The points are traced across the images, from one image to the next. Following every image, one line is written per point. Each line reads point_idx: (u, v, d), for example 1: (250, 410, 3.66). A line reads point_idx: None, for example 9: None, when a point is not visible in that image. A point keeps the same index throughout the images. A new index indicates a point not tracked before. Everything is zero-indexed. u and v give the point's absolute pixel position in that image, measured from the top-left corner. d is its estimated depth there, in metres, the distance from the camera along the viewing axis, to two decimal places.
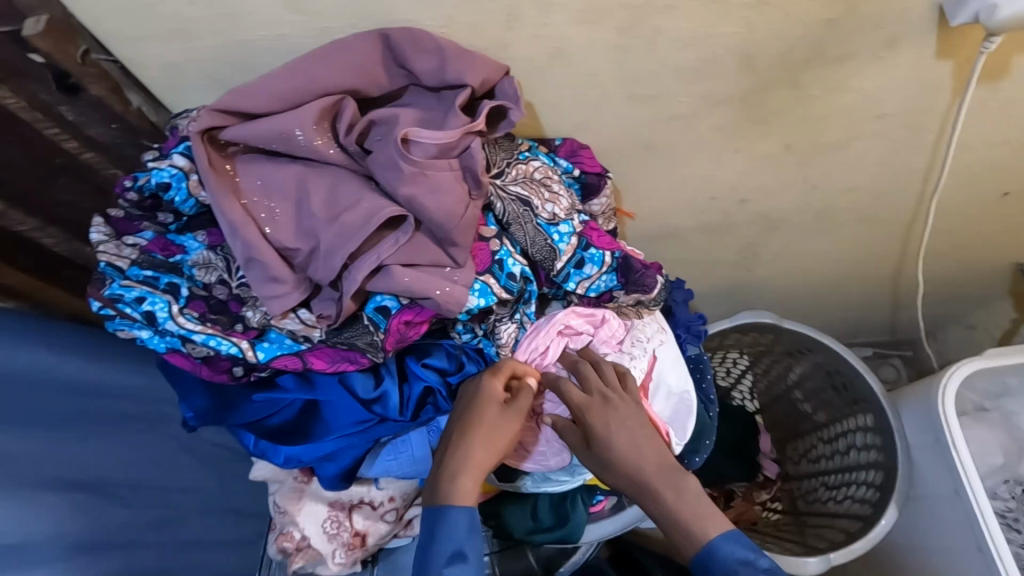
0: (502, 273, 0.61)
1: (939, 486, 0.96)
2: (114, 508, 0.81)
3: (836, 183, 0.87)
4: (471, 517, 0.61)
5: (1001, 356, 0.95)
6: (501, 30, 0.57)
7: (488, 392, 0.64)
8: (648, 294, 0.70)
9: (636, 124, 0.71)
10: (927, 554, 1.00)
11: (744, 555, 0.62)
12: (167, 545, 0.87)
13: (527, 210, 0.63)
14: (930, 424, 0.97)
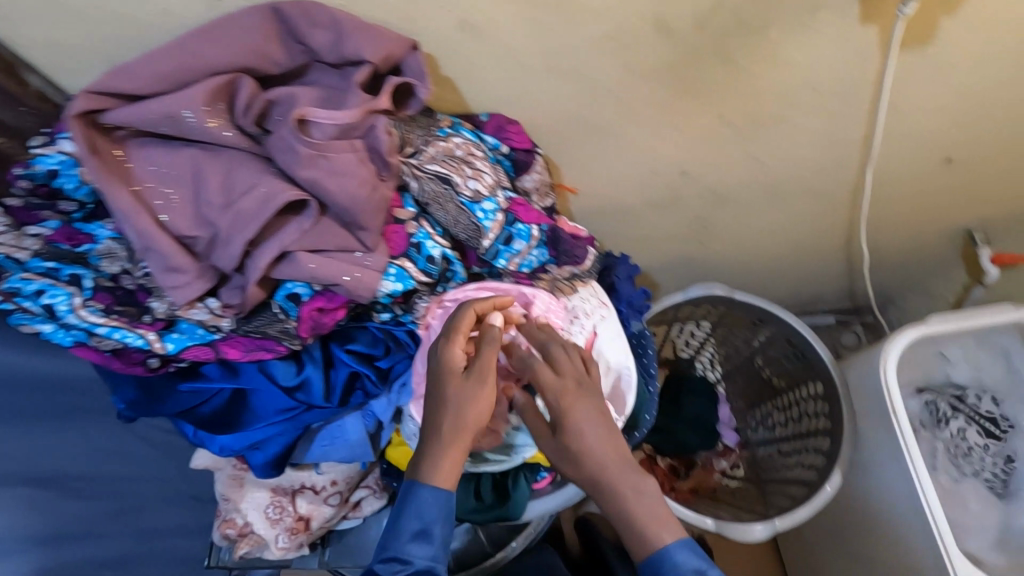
0: (421, 256, 0.60)
1: (881, 453, 0.97)
2: (69, 500, 0.78)
3: (778, 154, 0.85)
4: (449, 499, 0.58)
5: (944, 323, 0.96)
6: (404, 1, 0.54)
7: (449, 359, 0.59)
8: (580, 266, 0.72)
9: (563, 99, 0.69)
10: (871, 517, 1.02)
11: (699, 565, 0.56)
12: (121, 532, 0.86)
13: (447, 188, 0.61)
14: (873, 392, 0.98)
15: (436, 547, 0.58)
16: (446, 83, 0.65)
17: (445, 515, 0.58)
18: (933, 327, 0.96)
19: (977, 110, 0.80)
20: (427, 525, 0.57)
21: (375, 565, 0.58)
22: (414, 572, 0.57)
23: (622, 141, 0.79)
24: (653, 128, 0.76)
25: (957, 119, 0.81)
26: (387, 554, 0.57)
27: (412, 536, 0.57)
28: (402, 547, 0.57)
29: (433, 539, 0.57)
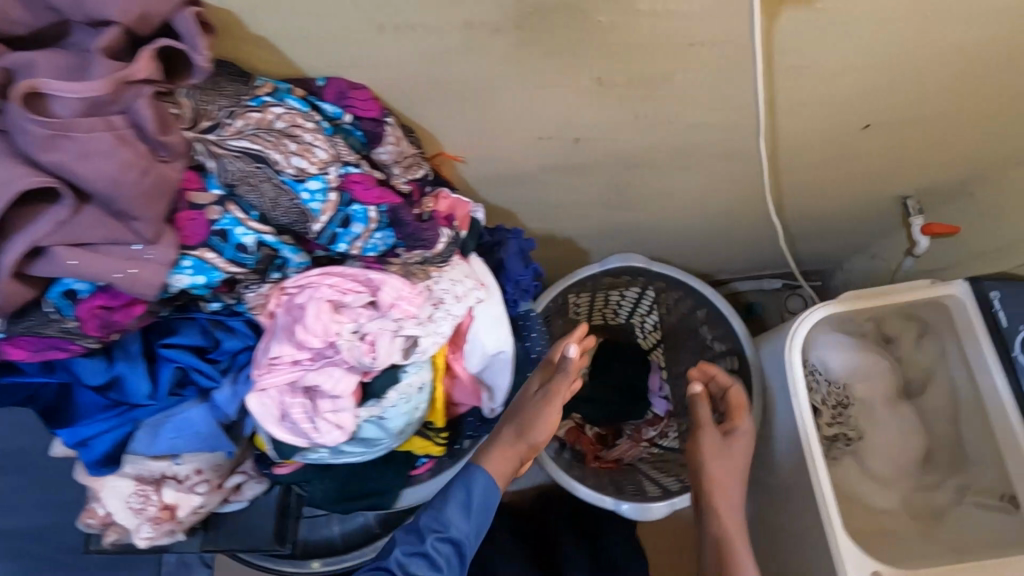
0: (228, 245, 0.54)
1: (784, 433, 0.95)
2: None
3: (676, 119, 0.78)
4: (490, 478, 0.69)
5: (854, 300, 0.92)
6: None
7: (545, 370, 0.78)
8: (431, 250, 0.63)
9: (408, 61, 0.61)
10: (773, 495, 1.01)
11: None
12: None
13: (261, 166, 0.54)
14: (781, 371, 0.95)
15: (472, 525, 0.66)
16: (260, 42, 0.56)
17: (485, 507, 0.68)
18: (843, 304, 0.92)
19: (886, 71, 0.73)
20: (470, 498, 0.67)
21: (416, 533, 0.66)
22: (451, 536, 0.65)
23: (495, 106, 0.71)
24: (525, 92, 0.69)
25: (866, 81, 0.74)
26: (432, 514, 0.66)
27: (455, 506, 0.66)
28: (445, 513, 0.66)
29: (470, 516, 0.66)
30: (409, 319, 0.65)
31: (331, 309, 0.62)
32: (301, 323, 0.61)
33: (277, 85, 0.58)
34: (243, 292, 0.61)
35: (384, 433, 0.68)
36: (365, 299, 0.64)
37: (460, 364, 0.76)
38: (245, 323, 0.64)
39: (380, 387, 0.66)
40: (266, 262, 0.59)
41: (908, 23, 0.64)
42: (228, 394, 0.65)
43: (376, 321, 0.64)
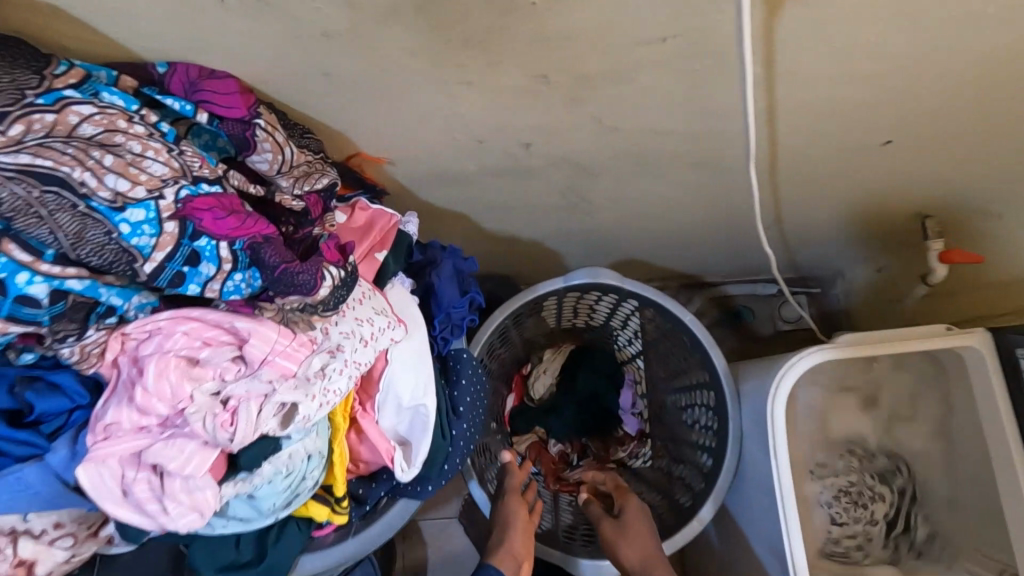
0: (5, 297, 0.40)
1: (761, 493, 0.82)
2: None
3: (647, 126, 0.63)
4: None
5: (857, 347, 0.77)
6: None
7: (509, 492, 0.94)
8: (311, 295, 0.51)
9: (275, 42, 0.47)
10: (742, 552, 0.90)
11: None
12: None
13: (53, 190, 0.39)
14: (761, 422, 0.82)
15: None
16: (63, 14, 0.42)
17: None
18: (844, 350, 0.77)
19: (907, 78, 0.58)
20: None
21: None
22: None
23: (410, 103, 0.57)
24: (444, 88, 0.54)
25: (880, 89, 0.59)
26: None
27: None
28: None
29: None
30: (285, 380, 0.52)
31: (180, 368, 0.49)
32: (139, 385, 0.48)
33: (92, 72, 0.44)
34: (55, 347, 0.46)
35: (257, 510, 0.56)
36: (230, 356, 0.51)
37: (369, 420, 0.63)
38: (74, 377, 0.50)
39: (248, 462, 0.52)
40: (82, 308, 0.45)
41: (937, 21, 0.49)
42: (64, 457, 0.50)
43: (242, 383, 0.50)
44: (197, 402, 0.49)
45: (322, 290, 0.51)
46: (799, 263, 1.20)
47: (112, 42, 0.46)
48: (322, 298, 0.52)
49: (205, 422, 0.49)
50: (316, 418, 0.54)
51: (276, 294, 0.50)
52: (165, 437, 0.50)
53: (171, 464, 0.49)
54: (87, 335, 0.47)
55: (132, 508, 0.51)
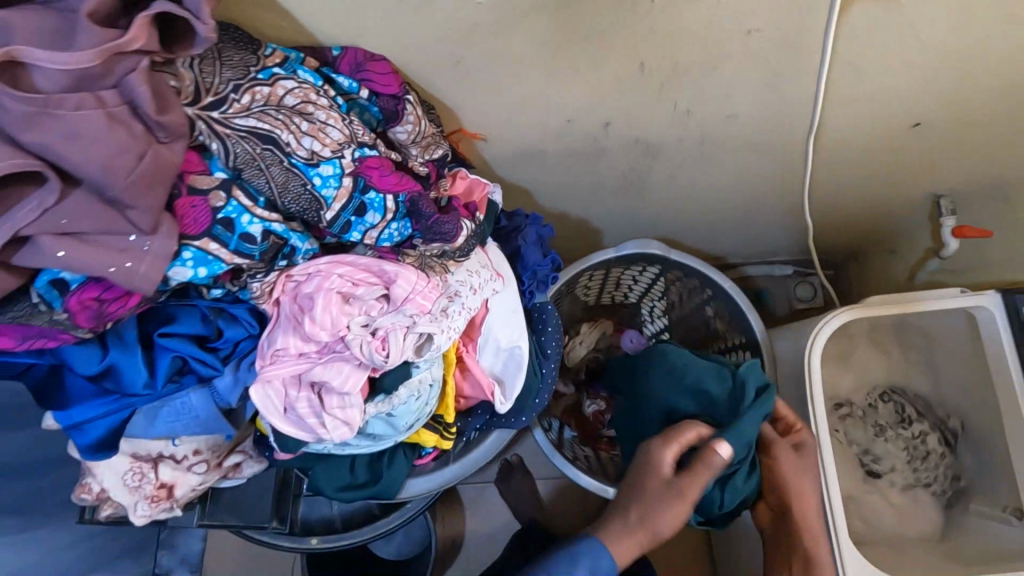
0: (232, 235, 0.49)
1: None
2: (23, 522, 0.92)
3: (715, 109, 0.72)
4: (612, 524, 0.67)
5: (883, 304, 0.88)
6: None
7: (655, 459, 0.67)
8: (450, 243, 0.61)
9: (423, 31, 0.56)
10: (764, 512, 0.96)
11: None
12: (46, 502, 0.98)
13: (271, 149, 0.49)
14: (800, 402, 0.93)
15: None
16: (270, 6, 0.51)
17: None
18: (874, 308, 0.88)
19: (946, 71, 0.68)
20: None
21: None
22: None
23: (510, 83, 0.65)
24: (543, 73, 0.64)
25: (924, 80, 0.69)
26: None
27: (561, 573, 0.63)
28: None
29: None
30: (423, 314, 0.61)
31: (337, 297, 0.58)
32: (310, 315, 0.57)
33: (288, 54, 0.52)
34: (249, 280, 0.57)
35: (395, 428, 0.65)
36: (380, 291, 0.60)
37: (473, 357, 0.72)
38: (249, 310, 0.59)
39: (391, 384, 0.62)
40: (275, 249, 0.54)
41: (970, 23, 0.60)
42: (230, 381, 0.62)
43: (390, 316, 0.60)
44: (353, 330, 0.59)
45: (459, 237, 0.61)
46: (822, 243, 1.30)
47: (290, 34, 0.56)
48: (458, 245, 0.62)
49: (366, 350, 0.59)
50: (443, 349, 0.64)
51: (422, 242, 0.60)
52: (326, 360, 0.60)
53: (339, 384, 0.59)
54: (278, 263, 0.57)
55: (296, 419, 0.61)
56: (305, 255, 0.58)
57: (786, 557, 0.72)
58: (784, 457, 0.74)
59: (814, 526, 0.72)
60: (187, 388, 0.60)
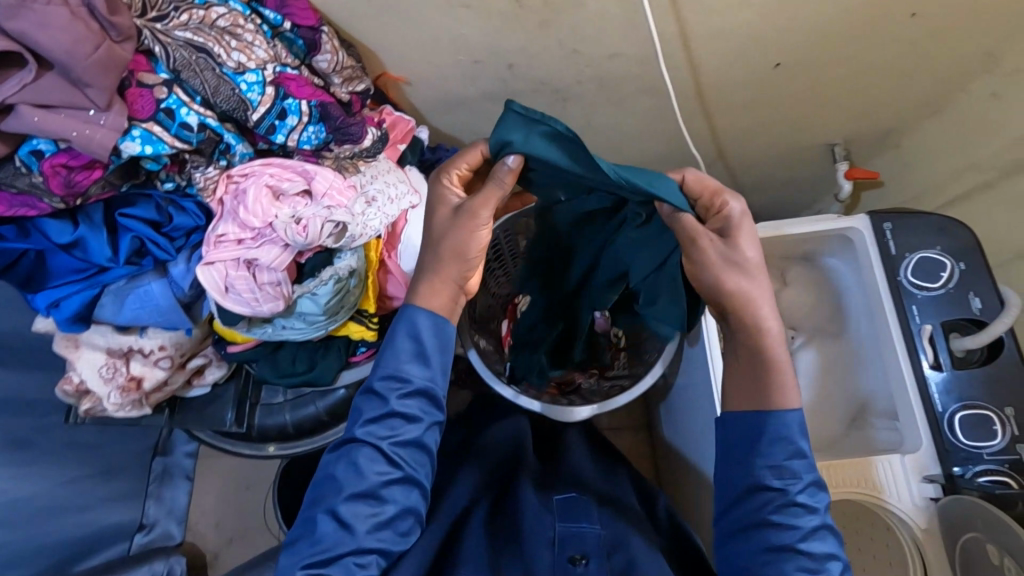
0: (173, 122, 0.63)
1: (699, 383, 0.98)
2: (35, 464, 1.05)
3: (596, 48, 0.86)
4: (440, 322, 0.73)
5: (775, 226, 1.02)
6: None
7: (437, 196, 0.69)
8: (359, 144, 0.77)
9: None
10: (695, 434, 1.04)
11: (371, 467, 0.72)
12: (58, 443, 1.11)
13: (203, 57, 0.63)
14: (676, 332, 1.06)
15: (431, 370, 0.74)
16: None
17: (442, 347, 0.74)
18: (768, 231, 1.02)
19: (783, 5, 0.81)
20: (423, 347, 0.73)
21: (376, 380, 0.74)
22: (413, 387, 0.73)
23: (416, 21, 0.80)
24: (442, 11, 0.78)
25: (768, 14, 0.82)
26: (391, 376, 0.73)
27: (410, 357, 0.73)
28: (402, 366, 0.73)
29: (428, 361, 0.73)
30: (337, 208, 0.74)
31: (263, 186, 0.71)
32: (243, 204, 0.70)
33: None
34: (191, 172, 0.70)
35: (319, 308, 0.78)
36: (302, 186, 0.73)
37: (394, 259, 0.86)
38: (196, 205, 0.73)
39: (313, 267, 0.77)
40: (213, 144, 0.69)
41: None
42: (183, 269, 0.75)
43: (310, 208, 0.73)
44: (280, 216, 0.72)
45: (366, 140, 0.77)
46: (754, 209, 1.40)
47: None
48: (366, 146, 0.78)
49: (289, 232, 0.72)
50: (358, 240, 0.77)
51: (335, 145, 0.76)
52: (257, 244, 0.73)
53: (269, 263, 0.73)
54: (217, 159, 0.71)
55: (230, 293, 0.73)
56: (240, 156, 0.71)
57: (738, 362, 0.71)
58: (762, 293, 0.66)
59: (776, 345, 0.68)
60: (146, 268, 0.74)
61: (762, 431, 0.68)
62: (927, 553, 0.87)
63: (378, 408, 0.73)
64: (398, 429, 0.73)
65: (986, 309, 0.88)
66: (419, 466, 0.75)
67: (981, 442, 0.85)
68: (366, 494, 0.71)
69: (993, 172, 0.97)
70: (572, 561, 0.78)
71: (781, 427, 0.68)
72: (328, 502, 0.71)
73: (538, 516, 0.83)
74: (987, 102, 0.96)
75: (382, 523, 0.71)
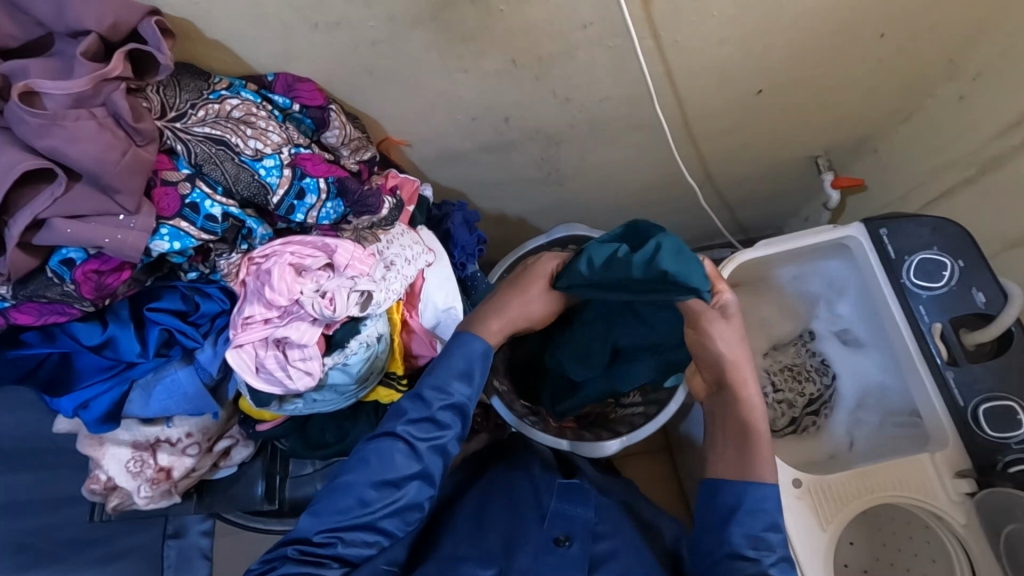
0: (198, 216, 0.64)
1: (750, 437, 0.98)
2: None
3: (587, 94, 0.90)
4: (487, 348, 0.77)
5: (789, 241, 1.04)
6: None
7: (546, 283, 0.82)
8: (376, 214, 0.78)
9: (336, 55, 0.73)
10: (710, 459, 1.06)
11: (404, 463, 0.72)
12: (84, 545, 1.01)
13: (222, 149, 0.64)
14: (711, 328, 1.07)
15: (472, 390, 0.76)
16: (217, 45, 0.68)
17: (487, 370, 0.77)
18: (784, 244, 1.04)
19: (762, 41, 0.86)
20: (470, 367, 0.76)
21: (424, 386, 0.75)
22: (453, 401, 0.75)
23: (414, 89, 0.82)
24: (437, 77, 0.81)
25: (747, 49, 0.87)
26: (437, 385, 0.75)
27: (457, 374, 0.75)
28: (448, 379, 0.75)
29: (472, 381, 0.76)
30: (360, 278, 0.75)
31: (285, 262, 0.71)
32: (268, 285, 0.70)
33: (232, 81, 0.69)
34: (216, 261, 0.71)
35: (350, 377, 0.78)
36: (325, 259, 0.74)
37: (416, 321, 0.87)
38: (220, 289, 0.73)
39: (342, 338, 0.76)
40: (235, 231, 0.69)
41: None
42: (210, 354, 0.75)
43: (334, 280, 0.73)
44: (306, 293, 0.72)
45: (383, 209, 0.78)
46: (746, 223, 1.43)
47: (232, 71, 0.72)
48: (383, 216, 0.79)
49: (315, 310, 0.72)
50: (383, 306, 0.77)
51: (353, 216, 0.76)
52: (285, 322, 0.73)
53: (297, 342, 0.73)
54: (240, 244, 0.71)
55: (260, 372, 0.73)
56: (262, 239, 0.72)
57: (723, 435, 0.79)
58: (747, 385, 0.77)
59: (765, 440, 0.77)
60: (174, 358, 0.74)
61: (744, 499, 0.75)
62: (972, 549, 0.86)
63: (417, 408, 0.74)
64: (431, 433, 0.74)
65: (991, 301, 0.91)
66: (439, 470, 0.75)
67: (1008, 433, 0.87)
68: (388, 482, 0.72)
69: (973, 169, 1.01)
70: (558, 541, 0.81)
71: (759, 502, 0.75)
72: (351, 482, 0.71)
73: (534, 494, 0.87)
74: (956, 104, 1.02)
75: (394, 512, 0.72)
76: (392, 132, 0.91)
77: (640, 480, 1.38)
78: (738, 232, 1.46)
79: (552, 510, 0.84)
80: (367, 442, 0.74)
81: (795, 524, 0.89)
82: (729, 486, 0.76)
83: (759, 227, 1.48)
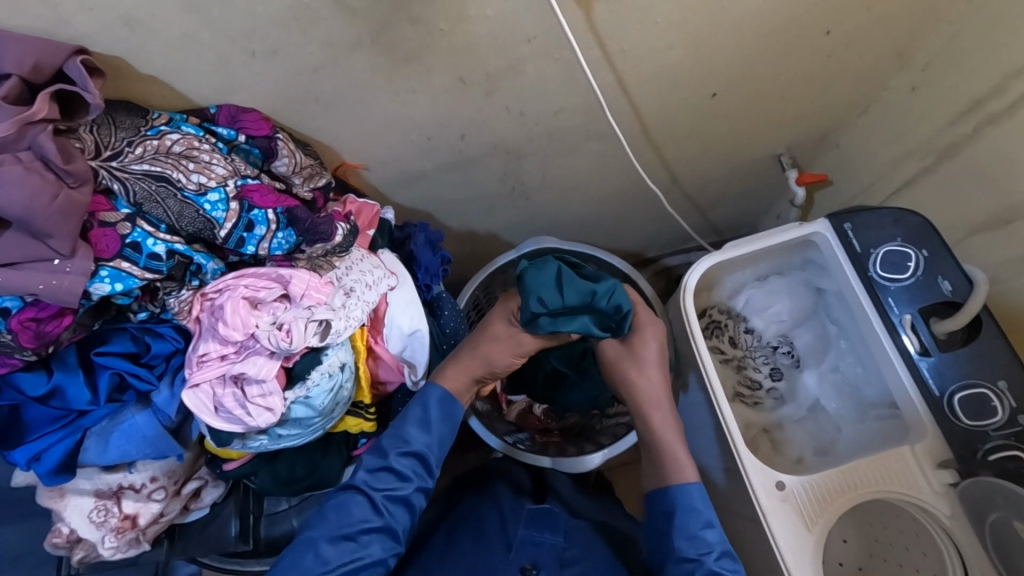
0: (141, 255, 0.62)
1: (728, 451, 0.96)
2: None
3: (540, 107, 0.90)
4: (444, 393, 0.78)
5: (745, 243, 1.04)
6: (44, 7, 0.55)
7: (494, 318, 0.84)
8: (331, 241, 0.76)
9: (277, 83, 0.72)
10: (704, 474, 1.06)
11: (364, 516, 0.71)
12: None
13: (163, 185, 0.63)
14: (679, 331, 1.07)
15: (432, 437, 0.76)
16: (153, 80, 0.66)
17: (448, 418, 0.78)
18: (745, 245, 1.04)
19: (708, 44, 0.86)
20: (428, 415, 0.76)
21: (381, 438, 0.76)
22: (412, 449, 0.75)
23: (363, 112, 0.81)
24: (386, 100, 0.80)
25: (695, 53, 0.87)
26: (395, 435, 0.75)
27: (414, 422, 0.76)
28: (406, 428, 0.76)
29: (429, 428, 0.76)
30: (319, 308, 0.73)
31: (234, 298, 0.69)
32: (221, 321, 0.68)
33: (171, 115, 0.67)
34: (165, 299, 0.69)
35: (314, 410, 0.76)
36: (279, 290, 0.72)
37: (383, 347, 0.85)
38: (173, 328, 0.71)
39: (303, 370, 0.74)
40: (183, 268, 0.68)
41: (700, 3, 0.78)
42: (167, 396, 0.72)
43: (291, 311, 0.71)
44: (262, 327, 0.70)
45: (337, 235, 0.76)
46: (717, 225, 1.43)
47: (172, 105, 0.70)
48: (339, 243, 0.77)
49: (273, 345, 0.70)
50: (343, 335, 0.76)
51: (307, 245, 0.75)
52: (242, 359, 0.71)
53: (256, 378, 0.71)
54: (190, 280, 0.69)
55: (217, 411, 0.71)
56: (213, 274, 0.70)
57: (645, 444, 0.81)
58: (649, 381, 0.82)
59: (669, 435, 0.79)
60: (129, 403, 0.71)
61: (672, 503, 0.75)
62: (963, 544, 0.84)
63: (376, 458, 0.74)
64: (390, 484, 0.73)
65: (957, 289, 0.91)
66: (401, 522, 0.74)
67: (983, 420, 0.86)
68: (346, 536, 0.70)
69: (930, 157, 1.02)
70: (525, 571, 0.80)
71: (686, 502, 0.75)
72: (312, 538, 0.70)
73: (503, 523, 0.86)
74: (909, 96, 1.03)
75: (353, 570, 0.69)
76: (347, 156, 0.90)
77: (632, 491, 1.36)
78: (711, 233, 1.47)
79: (517, 537, 0.83)
80: (330, 497, 0.73)
81: (780, 532, 0.87)
82: (660, 493, 0.77)
83: (731, 227, 1.48)
